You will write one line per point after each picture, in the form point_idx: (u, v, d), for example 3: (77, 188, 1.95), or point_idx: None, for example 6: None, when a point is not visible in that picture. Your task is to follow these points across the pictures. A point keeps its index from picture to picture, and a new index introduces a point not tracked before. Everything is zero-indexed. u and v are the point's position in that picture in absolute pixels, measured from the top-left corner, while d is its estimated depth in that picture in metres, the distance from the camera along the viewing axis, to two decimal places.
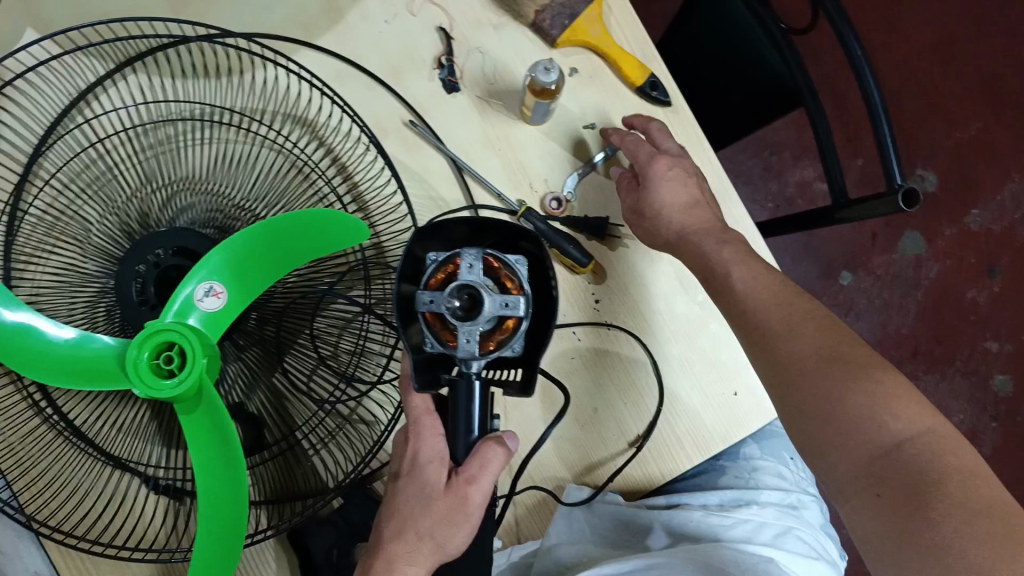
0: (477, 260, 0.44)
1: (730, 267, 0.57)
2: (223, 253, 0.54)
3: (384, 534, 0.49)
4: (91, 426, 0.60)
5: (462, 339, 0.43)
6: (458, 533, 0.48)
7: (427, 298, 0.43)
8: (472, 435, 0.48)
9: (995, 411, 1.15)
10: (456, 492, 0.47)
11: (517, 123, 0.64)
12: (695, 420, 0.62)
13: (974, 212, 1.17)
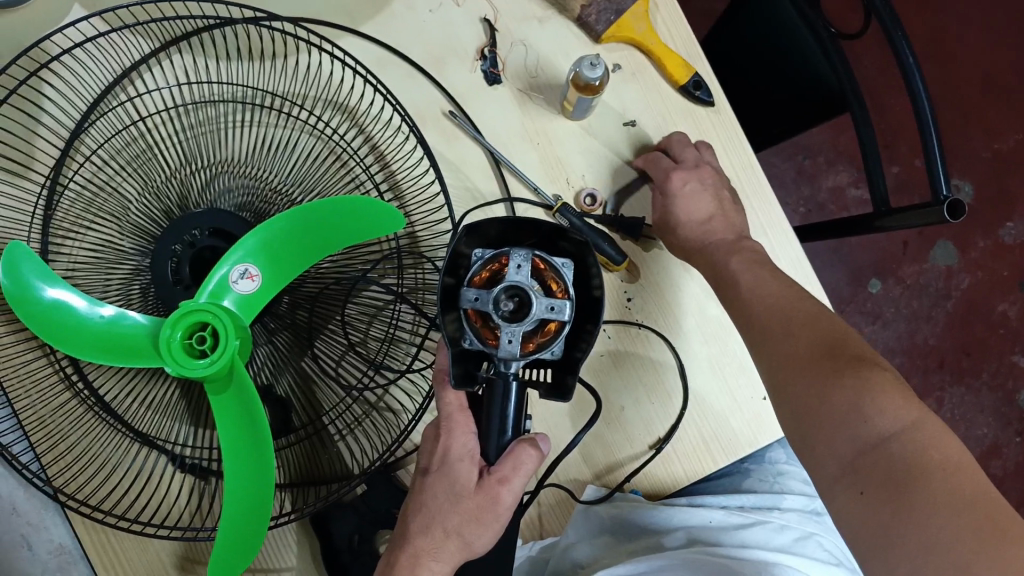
0: (525, 261, 0.44)
1: (737, 276, 0.57)
2: (264, 233, 0.54)
3: (410, 528, 0.50)
4: (121, 402, 0.61)
5: (504, 339, 0.43)
6: (486, 534, 0.50)
7: (472, 295, 0.44)
8: (505, 436, 0.49)
9: (1019, 426, 1.13)
10: (488, 493, 0.49)
11: (557, 118, 0.63)
12: (723, 423, 0.62)
13: (1008, 224, 1.16)
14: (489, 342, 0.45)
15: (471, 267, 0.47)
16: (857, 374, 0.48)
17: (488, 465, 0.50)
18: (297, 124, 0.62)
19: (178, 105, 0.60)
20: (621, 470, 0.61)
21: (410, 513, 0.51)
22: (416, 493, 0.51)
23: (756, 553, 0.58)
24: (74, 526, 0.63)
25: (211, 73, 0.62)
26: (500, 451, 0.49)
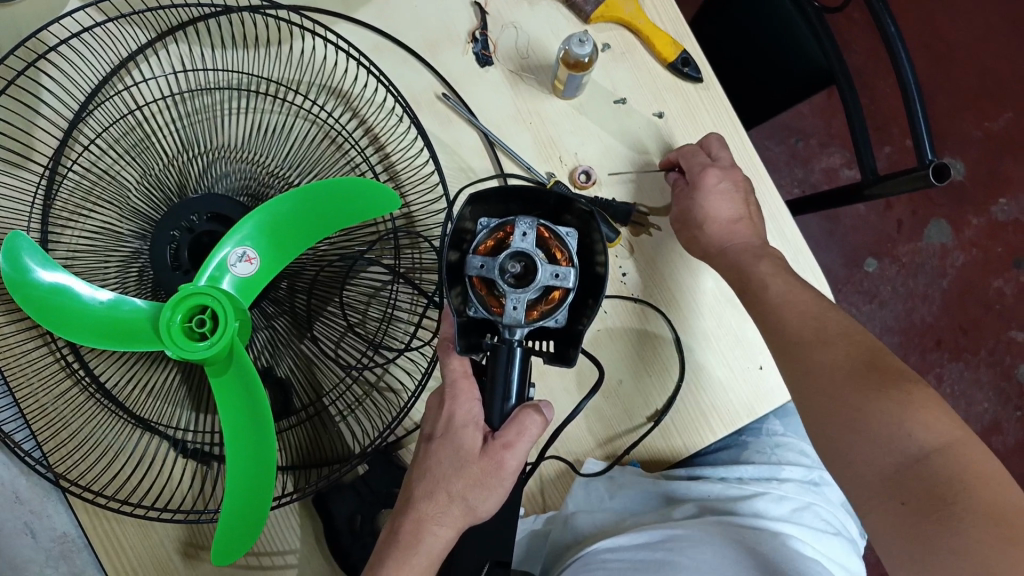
0: (530, 229, 0.46)
1: (766, 281, 0.57)
2: (267, 212, 0.54)
3: (415, 492, 0.51)
4: (122, 389, 0.61)
5: (509, 306, 0.44)
6: (491, 494, 0.50)
7: (478, 263, 0.45)
8: (508, 401, 0.49)
9: (1018, 402, 1.14)
10: (492, 456, 0.49)
11: (549, 98, 0.64)
12: (721, 394, 0.62)
13: (1000, 202, 1.16)
14: (494, 309, 0.46)
15: (477, 236, 0.48)
16: (897, 387, 0.48)
17: (492, 431, 0.50)
18: (292, 109, 0.63)
19: (175, 93, 0.61)
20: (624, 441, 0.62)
21: (416, 480, 0.51)
22: (419, 460, 0.52)
23: (755, 522, 0.58)
24: (77, 513, 0.64)
25: (207, 62, 0.62)
26: (504, 416, 0.50)
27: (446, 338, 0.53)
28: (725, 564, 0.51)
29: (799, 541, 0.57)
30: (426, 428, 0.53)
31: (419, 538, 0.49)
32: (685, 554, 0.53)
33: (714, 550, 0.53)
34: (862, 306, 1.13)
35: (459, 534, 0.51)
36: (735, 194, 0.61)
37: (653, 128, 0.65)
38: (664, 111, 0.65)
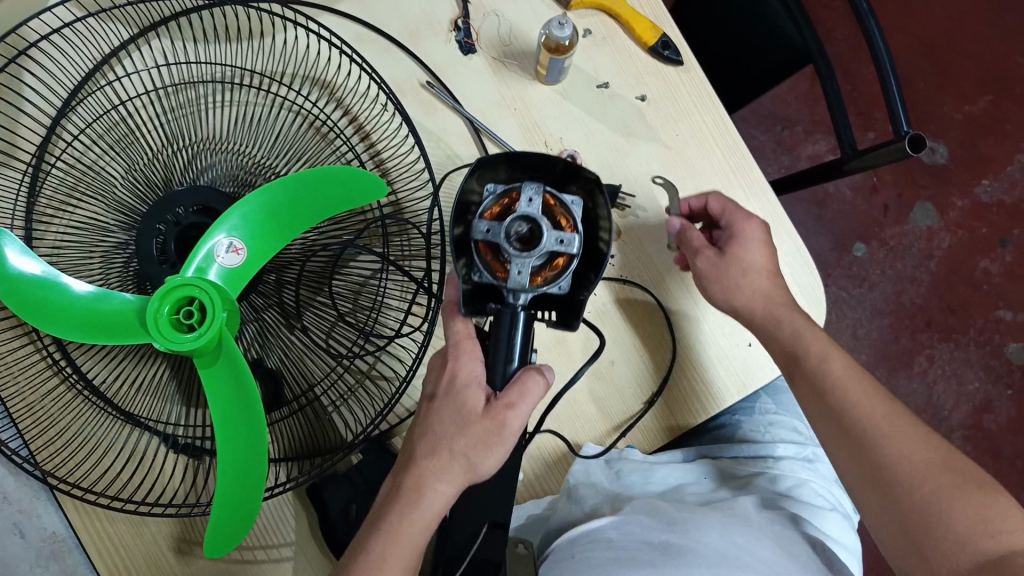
0: (536, 195, 0.46)
1: (827, 357, 0.57)
2: (260, 199, 0.54)
3: (417, 451, 0.51)
4: (111, 386, 0.61)
5: (513, 271, 0.45)
6: (492, 452, 0.49)
7: (484, 227, 0.46)
8: (511, 364, 0.49)
9: (1009, 379, 1.14)
10: (493, 417, 0.48)
11: (532, 83, 0.64)
12: (710, 372, 0.63)
13: (983, 183, 1.17)
14: (497, 273, 0.47)
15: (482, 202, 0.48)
16: (981, 489, 0.48)
17: (495, 393, 0.50)
18: (277, 100, 0.63)
19: (159, 87, 0.61)
20: (618, 420, 0.62)
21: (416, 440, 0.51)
22: (419, 422, 0.52)
23: (752, 500, 0.58)
24: (67, 512, 0.63)
25: (190, 56, 0.63)
26: (507, 379, 0.50)
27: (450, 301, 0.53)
28: (731, 543, 0.51)
29: (797, 516, 0.57)
30: (428, 389, 0.53)
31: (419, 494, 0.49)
32: (692, 531, 0.52)
33: (722, 529, 0.52)
34: (852, 290, 1.14)
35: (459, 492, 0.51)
36: (764, 239, 0.60)
37: (636, 111, 0.65)
38: (646, 94, 0.65)
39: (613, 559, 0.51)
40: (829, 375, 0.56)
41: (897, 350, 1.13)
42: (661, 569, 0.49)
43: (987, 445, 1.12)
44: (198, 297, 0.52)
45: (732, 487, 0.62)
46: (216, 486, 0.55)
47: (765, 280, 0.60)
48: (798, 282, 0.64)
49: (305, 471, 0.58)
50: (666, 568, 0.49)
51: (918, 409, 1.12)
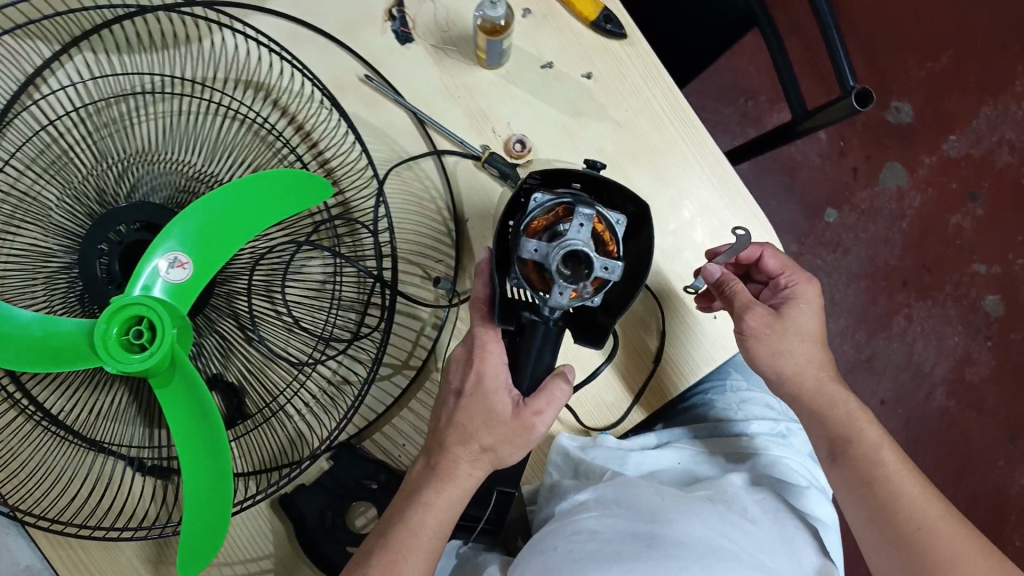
0: (588, 221, 0.43)
1: (880, 451, 0.57)
2: (210, 206, 0.52)
3: (447, 439, 0.54)
4: (69, 413, 0.59)
5: (556, 293, 0.43)
6: (516, 445, 0.53)
7: (532, 246, 0.43)
8: (541, 369, 0.53)
9: (989, 332, 1.16)
10: (522, 420, 0.52)
11: (473, 69, 0.63)
12: (680, 348, 0.64)
13: (951, 138, 1.17)
14: (536, 285, 0.45)
15: (527, 209, 0.46)
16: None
17: (521, 394, 0.54)
18: (213, 107, 0.61)
19: (90, 103, 0.59)
20: (592, 396, 0.63)
21: (445, 433, 0.54)
22: (447, 416, 0.55)
23: (731, 482, 0.57)
24: (39, 544, 0.61)
25: (119, 68, 0.61)
26: (535, 385, 0.54)
27: (482, 299, 0.54)
28: (713, 531, 0.49)
29: (776, 497, 0.56)
30: (453, 384, 0.55)
31: (455, 482, 0.53)
32: (671, 518, 0.50)
33: (704, 515, 0.50)
34: (827, 257, 1.14)
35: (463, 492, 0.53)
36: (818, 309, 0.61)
37: (583, 89, 0.64)
38: (592, 71, 0.64)
39: (593, 551, 0.48)
40: (885, 466, 0.56)
41: (875, 313, 1.14)
42: (644, 563, 0.46)
43: (970, 399, 1.15)
44: (146, 316, 0.50)
45: (709, 470, 0.61)
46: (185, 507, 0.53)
47: (818, 347, 0.60)
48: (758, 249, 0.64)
49: (272, 484, 0.56)
50: (647, 562, 0.46)
51: (899, 369, 1.14)
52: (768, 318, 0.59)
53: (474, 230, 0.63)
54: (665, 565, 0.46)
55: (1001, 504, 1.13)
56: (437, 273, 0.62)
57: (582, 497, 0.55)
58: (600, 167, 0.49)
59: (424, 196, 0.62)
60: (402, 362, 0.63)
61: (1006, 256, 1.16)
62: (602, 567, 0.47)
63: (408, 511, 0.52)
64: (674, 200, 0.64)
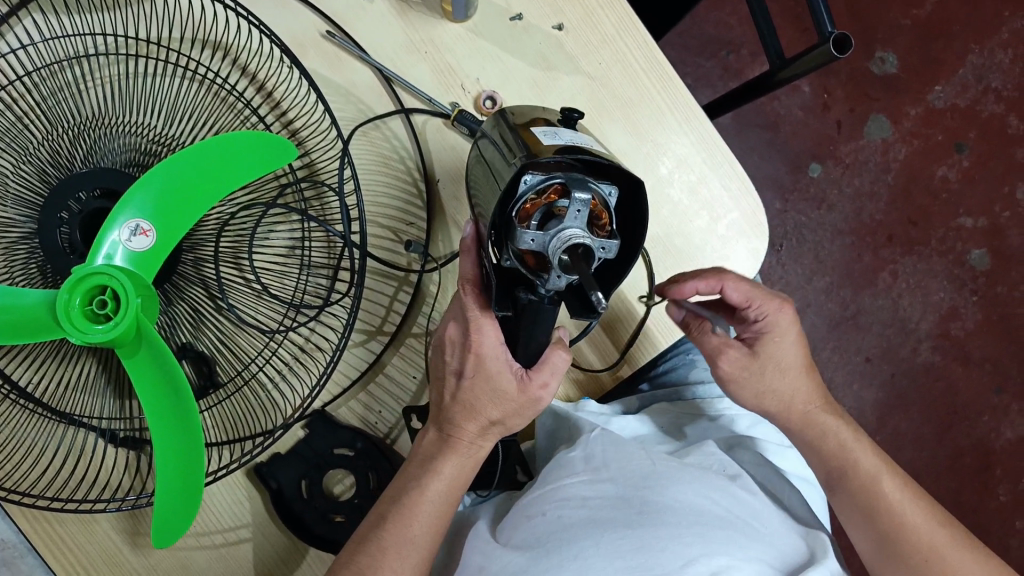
0: (586, 206, 0.39)
1: (879, 480, 0.55)
2: (169, 171, 0.50)
3: (450, 406, 0.53)
4: (37, 386, 0.58)
5: (553, 279, 0.40)
6: (525, 417, 0.53)
7: (529, 237, 0.40)
8: (535, 344, 0.51)
9: (975, 285, 1.15)
10: (529, 394, 0.52)
11: (440, 23, 0.61)
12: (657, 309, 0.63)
13: (936, 89, 1.15)
14: (531, 266, 0.43)
15: (517, 191, 0.42)
16: None
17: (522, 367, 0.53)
18: (170, 68, 0.59)
19: (41, 66, 0.57)
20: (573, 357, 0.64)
21: (451, 411, 0.53)
22: (447, 399, 0.53)
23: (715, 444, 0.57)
24: (13, 518, 0.60)
25: (71, 29, 0.58)
26: (534, 357, 0.52)
27: (467, 280, 0.51)
28: (706, 500, 0.46)
29: (758, 460, 0.57)
30: (453, 365, 0.53)
31: (471, 458, 0.53)
32: (663, 484, 0.47)
33: (696, 481, 0.48)
34: (812, 213, 1.13)
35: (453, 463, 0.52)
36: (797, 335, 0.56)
37: (552, 41, 0.62)
38: (563, 23, 0.62)
39: (585, 518, 0.44)
40: (885, 498, 0.54)
41: (861, 269, 1.13)
42: (637, 532, 0.42)
43: (956, 352, 1.15)
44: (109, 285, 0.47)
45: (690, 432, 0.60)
46: (157, 485, 0.51)
47: (804, 381, 0.57)
48: (735, 204, 0.63)
49: (245, 453, 0.56)
50: (639, 529, 0.43)
51: (884, 325, 1.14)
52: (743, 359, 0.56)
53: (447, 192, 0.62)
54: (658, 533, 0.42)
55: (986, 454, 1.15)
56: (410, 237, 0.61)
57: (569, 454, 0.52)
58: (577, 117, 0.47)
59: (389, 155, 0.61)
60: (376, 327, 0.62)
61: (989, 208, 1.16)
62: (592, 535, 0.43)
63: (418, 482, 0.51)
64: (650, 156, 0.62)
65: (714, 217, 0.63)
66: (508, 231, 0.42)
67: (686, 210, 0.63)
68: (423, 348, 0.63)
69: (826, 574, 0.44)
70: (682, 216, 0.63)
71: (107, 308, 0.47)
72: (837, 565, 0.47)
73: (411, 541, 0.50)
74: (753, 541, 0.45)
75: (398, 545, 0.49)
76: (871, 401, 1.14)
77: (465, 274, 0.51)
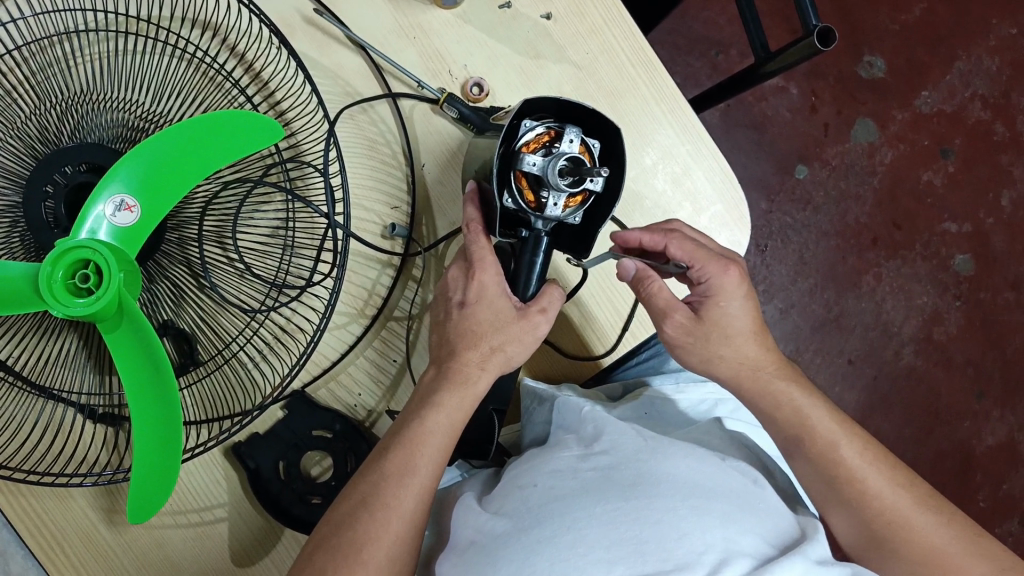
0: (577, 137, 0.48)
1: (838, 441, 0.52)
2: (154, 148, 0.49)
3: (435, 379, 0.54)
4: (19, 361, 0.58)
5: (551, 202, 0.49)
6: (522, 344, 0.54)
7: (531, 161, 0.48)
8: (535, 277, 0.54)
9: (958, 290, 1.17)
10: (530, 318, 0.54)
11: (429, 9, 0.62)
12: (617, 294, 0.65)
13: (923, 93, 1.16)
14: (529, 202, 0.50)
15: (518, 133, 0.49)
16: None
17: (520, 302, 0.55)
18: (160, 46, 0.60)
19: (31, 40, 0.57)
20: (556, 347, 0.65)
21: (454, 341, 0.54)
22: (450, 332, 0.55)
23: (706, 431, 0.57)
24: None
25: (61, 6, 0.58)
26: (530, 292, 0.55)
27: (473, 221, 0.55)
28: (701, 475, 0.46)
29: (746, 443, 0.57)
30: (455, 296, 0.55)
31: (471, 388, 0.53)
32: (656, 459, 0.47)
33: (688, 456, 0.48)
34: (798, 214, 1.13)
35: (439, 426, 0.51)
36: (749, 303, 0.55)
37: (541, 30, 0.63)
38: (551, 12, 0.63)
39: (576, 489, 0.45)
40: (843, 462, 0.51)
41: (844, 271, 1.14)
42: (631, 505, 0.43)
43: (938, 356, 1.16)
44: (93, 259, 0.47)
45: (684, 400, 0.62)
46: (133, 461, 0.50)
47: (750, 344, 0.55)
48: (718, 196, 0.64)
49: (223, 432, 0.56)
50: (634, 501, 0.43)
51: (867, 327, 1.15)
52: (688, 324, 0.55)
53: (433, 176, 0.63)
54: (651, 505, 0.43)
55: (967, 460, 1.16)
56: (393, 220, 0.62)
57: (562, 438, 0.53)
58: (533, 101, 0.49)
59: (376, 139, 0.62)
60: (358, 310, 0.62)
61: (974, 214, 1.17)
62: (585, 507, 0.43)
63: (387, 455, 0.50)
64: (635, 146, 0.63)
65: (697, 208, 0.64)
66: (509, 164, 0.49)
67: (670, 200, 0.63)
68: (404, 333, 0.63)
69: (823, 551, 0.44)
70: (664, 206, 0.63)
71: (90, 283, 0.47)
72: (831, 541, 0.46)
73: (385, 514, 0.48)
74: (749, 516, 0.44)
75: (399, 474, 0.49)
76: (853, 402, 1.14)
77: (470, 218, 0.55)
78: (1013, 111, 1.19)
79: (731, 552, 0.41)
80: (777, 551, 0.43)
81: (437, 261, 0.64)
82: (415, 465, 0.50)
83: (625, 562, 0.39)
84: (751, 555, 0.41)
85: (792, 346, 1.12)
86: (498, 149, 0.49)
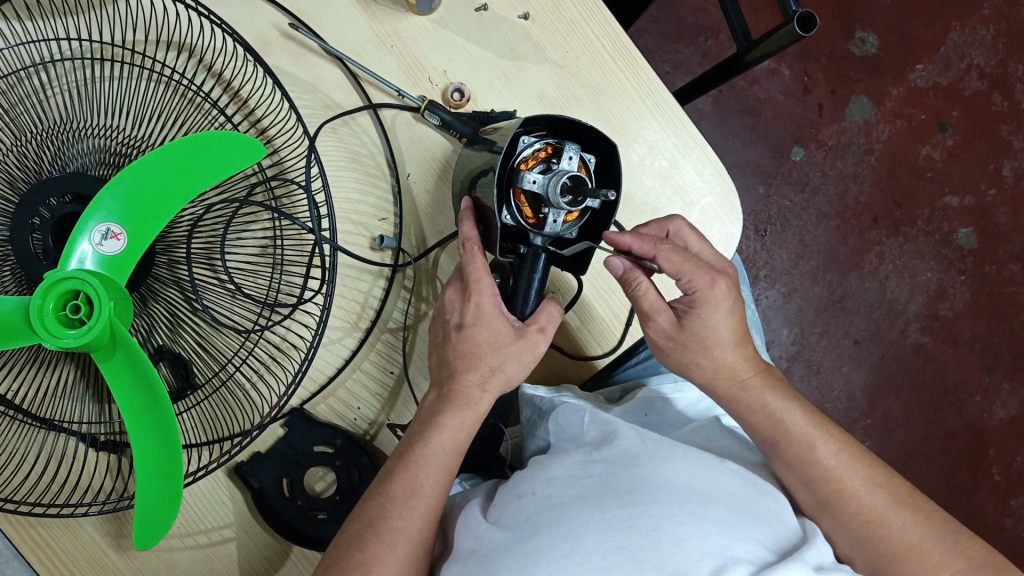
0: (576, 154, 0.49)
1: (815, 440, 0.51)
2: (138, 174, 0.48)
3: (435, 401, 0.53)
4: (17, 394, 0.57)
5: (550, 219, 0.50)
6: (522, 363, 0.54)
7: (531, 179, 0.48)
8: (534, 294, 0.54)
9: (962, 264, 1.15)
10: (527, 338, 0.54)
11: (405, 15, 0.61)
12: (611, 296, 0.64)
13: (918, 67, 1.15)
14: (528, 219, 0.50)
15: (516, 150, 0.49)
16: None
17: (519, 321, 0.55)
18: (136, 71, 0.60)
19: (7, 72, 0.57)
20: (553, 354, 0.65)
21: (452, 363, 0.53)
22: (449, 354, 0.54)
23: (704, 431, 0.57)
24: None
25: (34, 37, 0.58)
26: (529, 308, 0.55)
27: (470, 240, 0.54)
28: (700, 478, 0.46)
29: (744, 441, 0.57)
30: (452, 319, 0.54)
31: (474, 409, 0.53)
32: (654, 462, 0.46)
33: (688, 460, 0.47)
34: (796, 197, 1.12)
35: (439, 445, 0.51)
36: (738, 310, 0.54)
37: (519, 30, 0.62)
38: (529, 12, 0.63)
39: (575, 496, 0.44)
40: (821, 464, 0.51)
41: (846, 253, 1.13)
42: (627, 512, 0.42)
43: (945, 333, 1.15)
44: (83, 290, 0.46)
45: (682, 400, 0.61)
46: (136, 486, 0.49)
47: (733, 355, 0.54)
48: (708, 188, 0.63)
49: (224, 454, 0.55)
50: (630, 506, 0.42)
51: (872, 307, 1.14)
52: (670, 330, 0.54)
53: (420, 186, 0.63)
54: (650, 511, 0.42)
55: (978, 434, 1.16)
56: (381, 232, 0.62)
57: (563, 446, 0.53)
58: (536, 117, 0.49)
59: (360, 151, 0.62)
60: (352, 324, 0.62)
61: (975, 187, 1.16)
62: (584, 513, 0.43)
63: (383, 482, 0.50)
64: (621, 142, 0.63)
65: (687, 202, 0.63)
66: (509, 180, 0.49)
67: (660, 195, 0.63)
68: (401, 344, 0.63)
69: (818, 556, 0.44)
70: (655, 203, 0.63)
71: (81, 313, 0.46)
72: (827, 543, 0.47)
73: (382, 542, 0.47)
74: (749, 522, 0.44)
75: (401, 502, 0.49)
76: (861, 383, 1.13)
77: (467, 236, 0.54)
78: (1010, 80, 1.17)
79: (729, 558, 0.40)
80: (774, 556, 0.43)
81: (429, 271, 0.63)
82: (413, 490, 0.49)
83: (621, 571, 0.39)
84: (748, 561, 0.41)
85: (796, 330, 1.12)
86: (498, 166, 0.49)
